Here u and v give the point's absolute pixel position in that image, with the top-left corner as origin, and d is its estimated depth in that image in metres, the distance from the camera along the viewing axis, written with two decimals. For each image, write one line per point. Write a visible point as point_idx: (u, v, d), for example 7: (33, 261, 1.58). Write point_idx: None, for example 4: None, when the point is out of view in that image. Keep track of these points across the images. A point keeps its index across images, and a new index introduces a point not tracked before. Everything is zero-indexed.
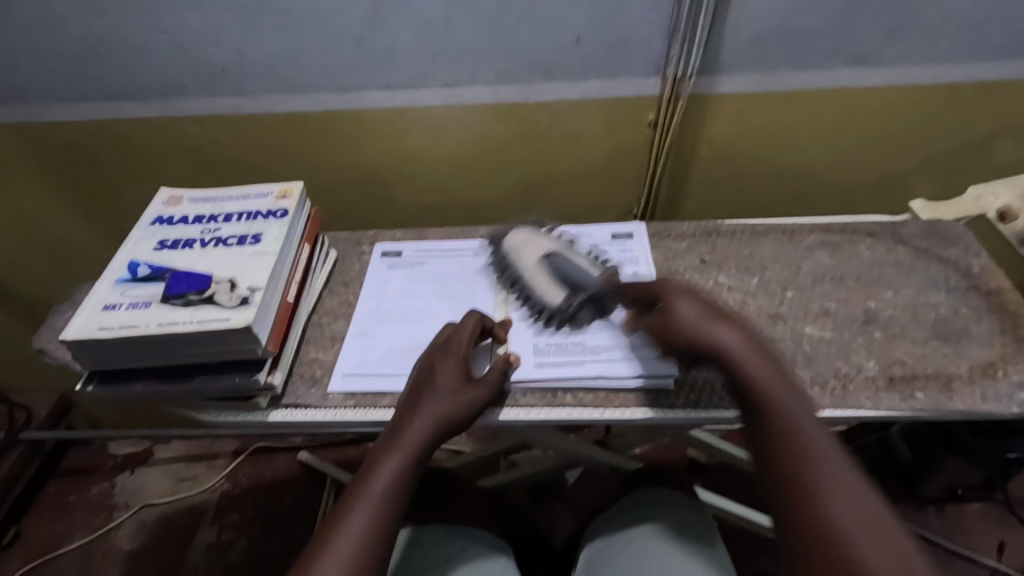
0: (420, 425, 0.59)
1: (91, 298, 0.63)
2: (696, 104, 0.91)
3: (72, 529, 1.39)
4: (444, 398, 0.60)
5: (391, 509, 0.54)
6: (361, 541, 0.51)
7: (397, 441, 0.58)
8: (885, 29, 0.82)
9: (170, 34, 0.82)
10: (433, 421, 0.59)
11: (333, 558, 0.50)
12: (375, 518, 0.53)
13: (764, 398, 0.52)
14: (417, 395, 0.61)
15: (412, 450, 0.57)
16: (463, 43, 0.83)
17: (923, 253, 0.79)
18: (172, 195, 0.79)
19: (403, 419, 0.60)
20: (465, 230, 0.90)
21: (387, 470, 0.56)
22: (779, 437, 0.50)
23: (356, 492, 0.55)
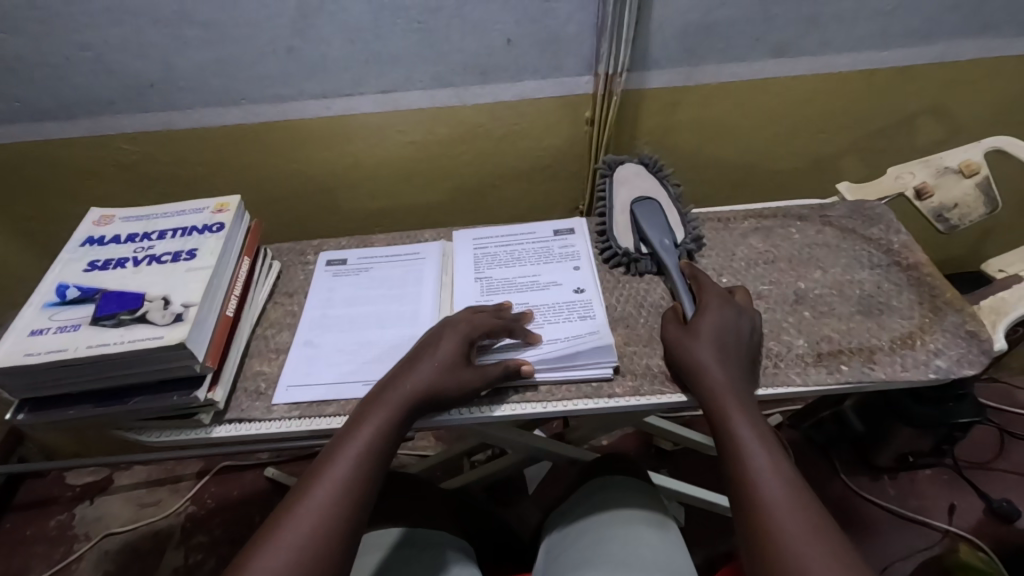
0: (404, 392, 0.60)
1: (17, 324, 0.62)
2: (630, 100, 0.94)
3: (30, 565, 1.35)
4: (441, 369, 0.62)
5: (362, 474, 0.54)
6: (327, 504, 0.51)
7: (388, 399, 0.59)
8: (801, 21, 0.86)
9: (94, 51, 0.80)
10: (421, 387, 0.60)
11: (298, 518, 0.49)
12: (344, 480, 0.53)
13: (729, 415, 0.58)
14: (409, 365, 0.63)
15: (394, 415, 0.59)
16: (394, 49, 0.84)
17: (849, 233, 0.83)
18: (104, 214, 0.78)
19: (384, 386, 0.61)
20: (410, 234, 0.91)
21: (366, 434, 0.56)
22: (736, 453, 0.55)
23: (330, 454, 0.55)
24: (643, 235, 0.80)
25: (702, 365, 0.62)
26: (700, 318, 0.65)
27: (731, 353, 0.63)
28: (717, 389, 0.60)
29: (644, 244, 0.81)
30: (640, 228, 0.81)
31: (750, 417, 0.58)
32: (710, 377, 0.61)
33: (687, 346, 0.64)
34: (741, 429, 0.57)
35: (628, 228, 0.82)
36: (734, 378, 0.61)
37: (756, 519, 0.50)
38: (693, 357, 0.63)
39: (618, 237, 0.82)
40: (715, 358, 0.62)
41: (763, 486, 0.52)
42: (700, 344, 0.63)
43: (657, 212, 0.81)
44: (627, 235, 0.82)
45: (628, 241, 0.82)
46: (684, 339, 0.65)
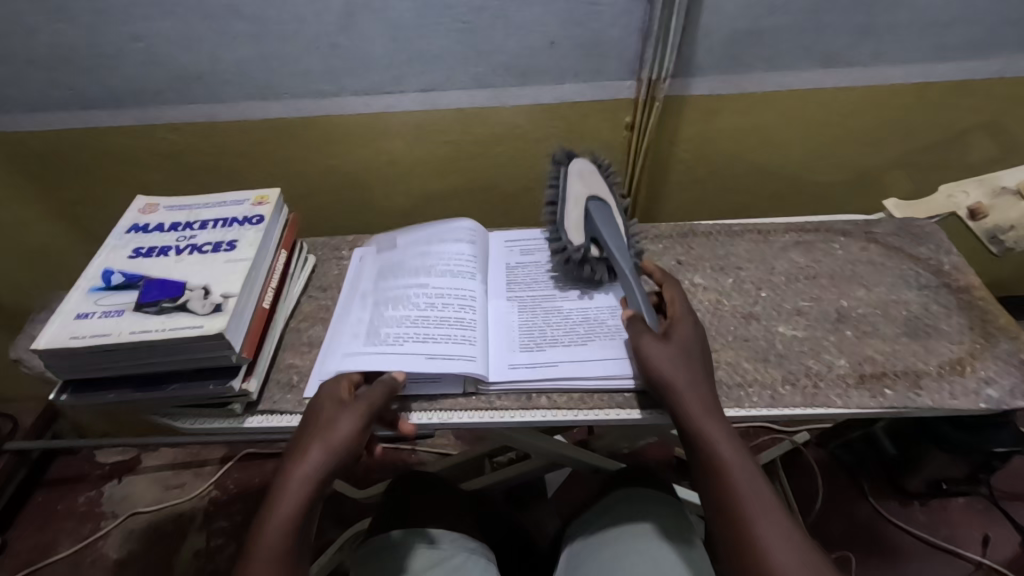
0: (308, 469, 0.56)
1: (64, 307, 0.63)
2: (672, 106, 0.92)
3: (59, 539, 1.39)
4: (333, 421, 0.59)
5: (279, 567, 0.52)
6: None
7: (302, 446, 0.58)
8: (855, 30, 0.83)
9: (145, 42, 0.82)
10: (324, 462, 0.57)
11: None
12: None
13: (711, 443, 0.56)
14: (309, 431, 0.59)
15: (300, 499, 0.55)
16: (436, 49, 0.84)
17: (895, 251, 0.80)
18: (148, 203, 0.79)
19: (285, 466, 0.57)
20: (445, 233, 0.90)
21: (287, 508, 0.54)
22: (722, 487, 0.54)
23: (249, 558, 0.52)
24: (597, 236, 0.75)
25: (678, 387, 0.59)
26: (673, 337, 0.63)
27: (703, 372, 0.61)
28: (696, 413, 0.58)
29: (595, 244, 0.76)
30: (591, 228, 0.76)
31: (730, 440, 0.57)
32: (687, 403, 0.59)
33: (661, 367, 0.61)
34: (722, 458, 0.56)
35: (579, 225, 0.77)
36: (709, 398, 0.60)
37: (748, 560, 0.50)
38: (669, 377, 0.60)
39: (569, 233, 0.76)
40: (691, 378, 0.60)
41: (756, 524, 0.52)
42: (675, 364, 0.61)
43: (611, 214, 0.76)
44: (579, 232, 0.76)
45: (580, 239, 0.76)
46: (657, 357, 0.61)
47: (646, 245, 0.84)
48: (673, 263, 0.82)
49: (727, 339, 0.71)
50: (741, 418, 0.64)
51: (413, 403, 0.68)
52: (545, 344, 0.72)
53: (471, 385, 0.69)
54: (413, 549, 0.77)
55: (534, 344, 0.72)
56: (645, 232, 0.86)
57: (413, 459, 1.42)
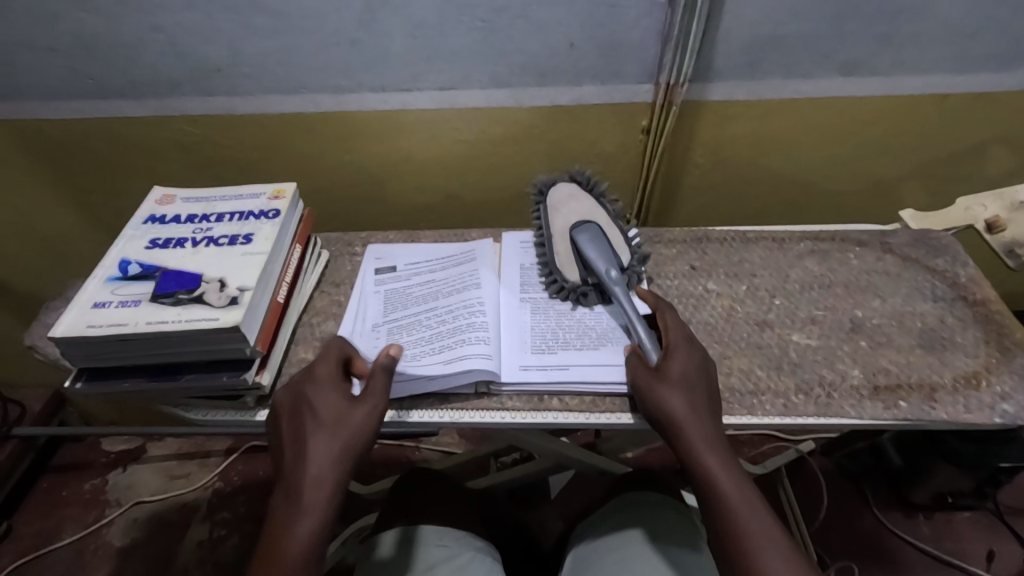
0: (318, 472, 0.56)
1: (81, 296, 0.64)
2: (689, 111, 0.92)
3: (64, 525, 1.39)
4: (342, 416, 0.59)
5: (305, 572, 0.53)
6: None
7: (319, 436, 0.58)
8: (876, 38, 0.83)
9: (166, 33, 0.82)
10: (330, 466, 0.57)
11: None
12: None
13: (715, 475, 0.56)
14: (314, 427, 0.59)
15: (320, 492, 0.56)
16: (455, 47, 0.84)
17: (911, 262, 0.80)
18: (165, 193, 0.79)
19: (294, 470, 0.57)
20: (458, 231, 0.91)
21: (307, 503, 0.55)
22: (724, 519, 0.55)
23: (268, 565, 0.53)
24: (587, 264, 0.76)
25: (678, 420, 0.58)
26: (672, 365, 0.62)
27: (704, 400, 0.60)
28: (697, 445, 0.57)
29: (589, 274, 0.76)
30: (582, 257, 0.76)
31: (730, 471, 0.56)
32: (688, 435, 0.58)
33: (660, 398, 0.60)
34: (723, 490, 0.55)
35: (571, 259, 0.78)
36: (711, 428, 0.58)
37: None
38: (668, 409, 0.59)
39: (564, 270, 0.78)
40: (692, 409, 0.59)
41: (762, 559, 0.52)
42: (674, 394, 0.59)
43: (597, 236, 0.76)
44: (572, 266, 0.77)
45: (574, 274, 0.77)
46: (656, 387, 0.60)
47: (660, 249, 0.84)
48: (686, 268, 0.82)
49: (740, 346, 0.71)
50: (753, 425, 0.64)
51: (426, 401, 0.68)
52: (557, 347, 0.71)
53: (483, 385, 0.69)
54: (419, 548, 0.77)
55: (547, 346, 0.72)
56: (660, 236, 0.86)
57: (417, 456, 1.42)
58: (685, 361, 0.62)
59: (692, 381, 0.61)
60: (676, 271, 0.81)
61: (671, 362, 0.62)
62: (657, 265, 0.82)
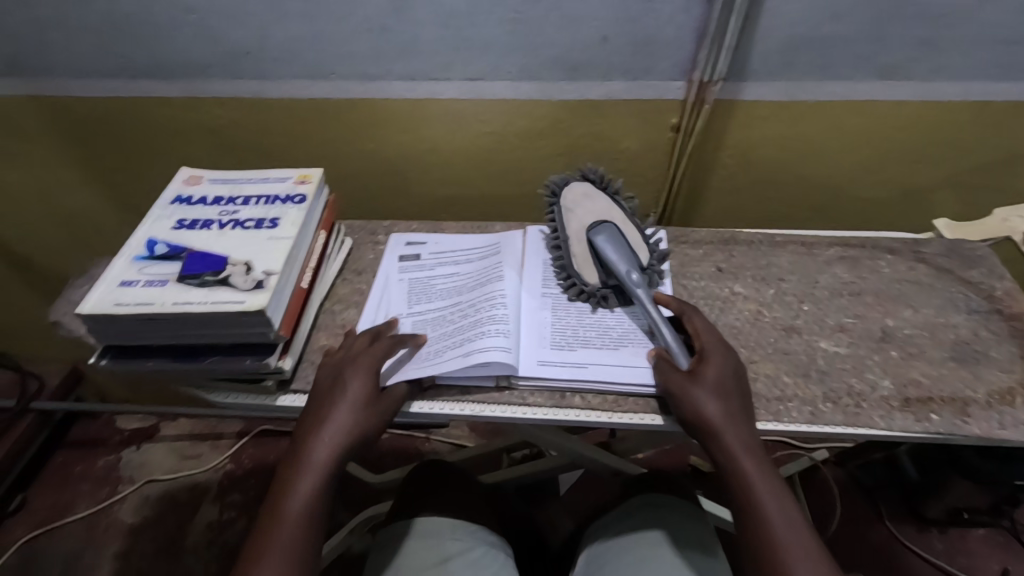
0: (327, 451, 0.59)
1: (109, 274, 0.64)
2: (721, 110, 0.90)
3: (77, 500, 1.41)
4: (350, 408, 0.62)
5: (304, 541, 0.55)
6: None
7: (325, 422, 0.61)
8: (918, 42, 0.81)
9: (197, 14, 0.82)
10: (339, 446, 0.60)
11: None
12: (288, 550, 0.54)
13: (750, 481, 0.56)
14: (322, 413, 0.62)
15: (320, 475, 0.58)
16: (487, 38, 0.83)
17: (944, 272, 0.78)
18: (192, 175, 0.79)
19: (305, 443, 0.60)
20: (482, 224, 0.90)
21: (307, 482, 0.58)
22: (756, 524, 0.54)
23: (269, 527, 0.56)
24: (606, 265, 0.74)
25: (714, 424, 0.58)
26: (708, 369, 0.61)
27: (739, 406, 0.60)
28: (733, 450, 0.57)
29: (608, 275, 0.75)
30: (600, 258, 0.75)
31: (766, 477, 0.56)
32: (724, 440, 0.57)
33: (696, 402, 0.59)
34: (757, 495, 0.55)
35: (589, 260, 0.76)
36: (747, 434, 0.58)
37: None
38: (704, 413, 0.58)
39: (582, 273, 0.76)
40: (728, 414, 0.58)
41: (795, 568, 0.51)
42: (710, 399, 0.59)
43: (615, 235, 0.74)
44: (590, 268, 0.76)
45: (593, 276, 0.76)
46: (692, 390, 0.60)
47: (686, 250, 0.83)
48: (712, 269, 0.80)
49: (767, 351, 0.70)
50: (778, 432, 0.63)
51: (447, 391, 0.68)
52: (576, 344, 0.71)
53: (504, 379, 0.68)
54: (433, 541, 0.77)
55: (567, 343, 0.71)
56: (686, 236, 0.85)
57: (427, 447, 1.42)
58: (721, 366, 0.62)
59: (728, 387, 0.60)
60: (701, 272, 0.80)
61: (707, 366, 0.61)
62: (683, 265, 0.81)
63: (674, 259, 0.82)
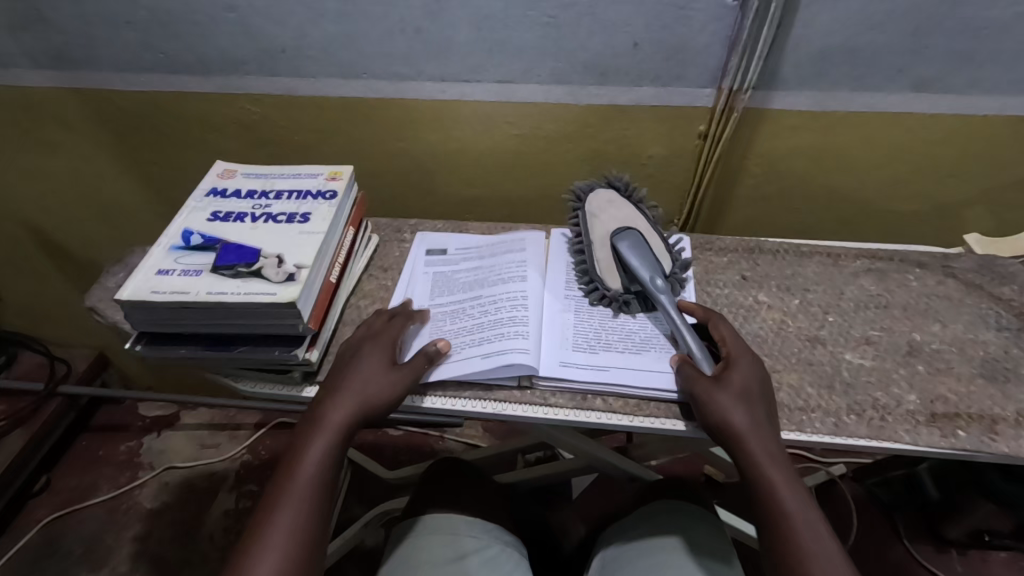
0: (341, 415, 0.60)
1: (147, 262, 0.66)
2: (750, 118, 0.90)
3: (99, 483, 1.44)
4: (371, 379, 0.63)
5: (318, 497, 0.56)
6: (292, 527, 0.54)
7: (346, 389, 0.62)
8: (954, 55, 0.80)
9: (237, 12, 0.84)
10: (356, 412, 0.61)
11: (267, 550, 0.52)
12: (303, 503, 0.55)
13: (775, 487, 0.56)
14: (343, 379, 0.64)
15: (337, 433, 0.60)
16: (519, 41, 0.84)
17: (974, 288, 0.77)
18: (227, 168, 0.81)
19: (322, 406, 0.61)
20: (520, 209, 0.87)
21: (322, 443, 0.59)
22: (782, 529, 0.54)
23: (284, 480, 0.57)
24: (630, 271, 0.74)
25: (740, 429, 0.58)
26: (734, 375, 0.61)
27: (764, 412, 0.60)
28: (760, 459, 0.57)
29: (630, 281, 0.75)
30: (625, 264, 0.75)
31: (790, 482, 0.56)
32: (750, 447, 0.57)
33: (723, 408, 0.59)
34: (784, 502, 0.55)
35: (613, 266, 0.76)
36: (772, 439, 0.58)
37: None
38: (730, 419, 0.58)
39: (604, 278, 0.76)
40: (754, 422, 0.58)
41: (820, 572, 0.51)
42: (737, 405, 0.59)
43: (640, 242, 0.74)
44: (612, 274, 0.76)
45: (615, 282, 0.75)
46: (719, 396, 0.59)
47: (710, 257, 0.83)
48: (737, 277, 0.80)
49: (791, 361, 0.70)
50: (801, 442, 0.63)
51: (469, 388, 0.68)
52: (598, 347, 0.71)
53: (526, 379, 0.69)
54: (450, 536, 0.77)
55: (589, 346, 0.71)
56: (711, 244, 0.84)
57: (441, 446, 1.43)
58: (747, 373, 0.62)
59: (752, 394, 0.61)
60: (726, 280, 0.80)
61: (732, 371, 0.62)
62: (707, 272, 0.81)
63: (698, 266, 0.81)
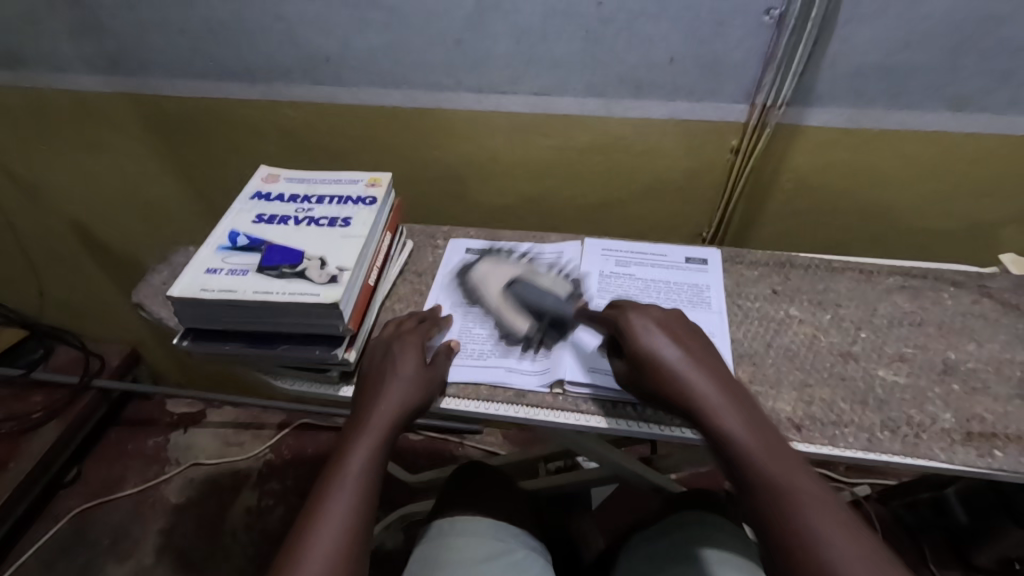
0: (385, 413, 0.62)
1: (196, 261, 0.68)
2: (783, 133, 0.91)
3: (127, 476, 1.47)
4: (409, 380, 0.65)
5: (368, 493, 0.57)
6: (345, 519, 0.54)
7: (387, 388, 0.64)
8: (992, 75, 0.80)
9: (285, 23, 0.87)
10: (399, 412, 0.63)
11: (320, 539, 0.53)
12: (354, 499, 0.56)
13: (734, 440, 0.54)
14: (381, 377, 0.65)
15: (382, 432, 0.61)
16: (557, 54, 0.85)
17: (1011, 308, 0.77)
18: (270, 172, 0.84)
19: (365, 407, 0.63)
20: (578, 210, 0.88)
21: (369, 441, 0.60)
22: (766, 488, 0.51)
23: (331, 479, 0.58)
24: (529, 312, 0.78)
25: (686, 389, 0.57)
26: (649, 335, 0.61)
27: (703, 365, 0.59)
28: (720, 419, 0.55)
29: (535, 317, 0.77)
30: (527, 305, 0.79)
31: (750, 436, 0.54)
32: (714, 415, 0.55)
33: (674, 377, 0.58)
34: (766, 466, 0.52)
35: (516, 314, 0.78)
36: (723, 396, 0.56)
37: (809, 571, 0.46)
38: (676, 384, 0.58)
39: (510, 321, 0.77)
40: (713, 387, 0.57)
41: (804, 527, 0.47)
42: (684, 366, 0.58)
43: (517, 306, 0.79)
44: (517, 317, 0.77)
45: (523, 321, 0.77)
46: (658, 360, 0.59)
47: (742, 270, 0.83)
48: (768, 291, 0.80)
49: (823, 376, 0.70)
50: (834, 457, 0.63)
51: (502, 392, 0.70)
52: None
53: (558, 384, 0.70)
54: (480, 538, 0.78)
55: None
56: (741, 257, 0.85)
57: (460, 452, 1.44)
58: (689, 338, 0.62)
59: (685, 345, 0.60)
60: (757, 294, 0.80)
61: (647, 334, 0.61)
62: (739, 285, 0.81)
63: (729, 278, 0.82)
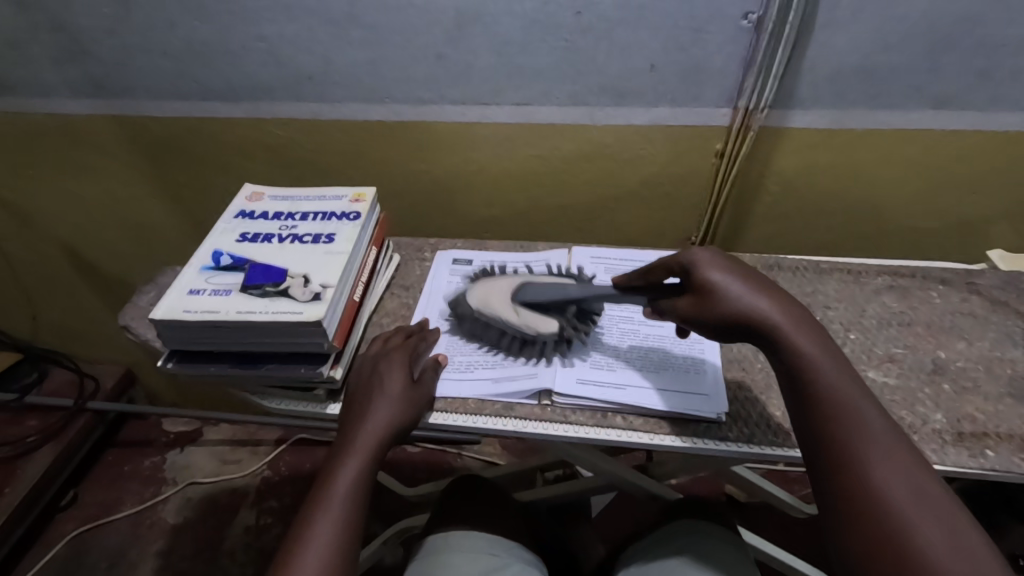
0: (371, 433, 0.61)
1: (179, 282, 0.68)
2: (767, 137, 0.91)
3: (123, 498, 1.47)
4: (395, 397, 0.64)
5: (354, 516, 0.57)
6: (330, 542, 0.54)
7: (373, 407, 0.63)
8: (972, 73, 0.80)
9: (267, 42, 0.87)
10: (385, 431, 0.62)
11: (305, 564, 0.52)
12: (340, 522, 0.56)
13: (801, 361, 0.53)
14: (366, 395, 0.65)
15: (368, 452, 0.60)
16: (538, 65, 0.86)
17: (1000, 305, 0.77)
18: (255, 190, 0.84)
19: (351, 427, 0.63)
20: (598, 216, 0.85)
21: (354, 463, 0.60)
22: (827, 415, 0.51)
23: (316, 503, 0.57)
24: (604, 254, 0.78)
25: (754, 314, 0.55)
26: (712, 267, 0.58)
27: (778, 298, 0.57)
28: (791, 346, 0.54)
29: None
30: None
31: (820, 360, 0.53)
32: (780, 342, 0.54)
33: (739, 305, 0.56)
34: (830, 391, 0.52)
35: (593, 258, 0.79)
36: (799, 324, 0.55)
37: (862, 498, 0.47)
38: (745, 309, 0.55)
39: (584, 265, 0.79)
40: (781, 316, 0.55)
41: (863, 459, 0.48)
42: (758, 296, 0.56)
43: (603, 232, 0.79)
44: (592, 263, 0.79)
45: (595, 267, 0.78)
46: (729, 290, 0.56)
47: None
48: None
49: None
50: None
51: (490, 405, 0.69)
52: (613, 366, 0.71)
53: (546, 396, 0.70)
54: (475, 553, 0.77)
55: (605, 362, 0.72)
56: None
57: (458, 463, 1.43)
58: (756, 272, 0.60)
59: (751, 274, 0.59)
60: None
61: (710, 267, 0.58)
62: None
63: None
